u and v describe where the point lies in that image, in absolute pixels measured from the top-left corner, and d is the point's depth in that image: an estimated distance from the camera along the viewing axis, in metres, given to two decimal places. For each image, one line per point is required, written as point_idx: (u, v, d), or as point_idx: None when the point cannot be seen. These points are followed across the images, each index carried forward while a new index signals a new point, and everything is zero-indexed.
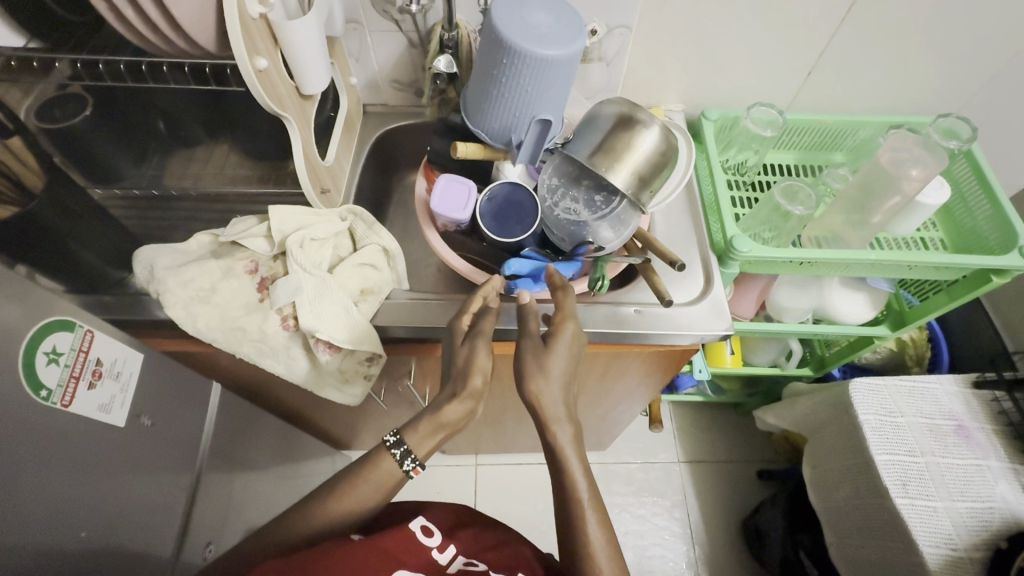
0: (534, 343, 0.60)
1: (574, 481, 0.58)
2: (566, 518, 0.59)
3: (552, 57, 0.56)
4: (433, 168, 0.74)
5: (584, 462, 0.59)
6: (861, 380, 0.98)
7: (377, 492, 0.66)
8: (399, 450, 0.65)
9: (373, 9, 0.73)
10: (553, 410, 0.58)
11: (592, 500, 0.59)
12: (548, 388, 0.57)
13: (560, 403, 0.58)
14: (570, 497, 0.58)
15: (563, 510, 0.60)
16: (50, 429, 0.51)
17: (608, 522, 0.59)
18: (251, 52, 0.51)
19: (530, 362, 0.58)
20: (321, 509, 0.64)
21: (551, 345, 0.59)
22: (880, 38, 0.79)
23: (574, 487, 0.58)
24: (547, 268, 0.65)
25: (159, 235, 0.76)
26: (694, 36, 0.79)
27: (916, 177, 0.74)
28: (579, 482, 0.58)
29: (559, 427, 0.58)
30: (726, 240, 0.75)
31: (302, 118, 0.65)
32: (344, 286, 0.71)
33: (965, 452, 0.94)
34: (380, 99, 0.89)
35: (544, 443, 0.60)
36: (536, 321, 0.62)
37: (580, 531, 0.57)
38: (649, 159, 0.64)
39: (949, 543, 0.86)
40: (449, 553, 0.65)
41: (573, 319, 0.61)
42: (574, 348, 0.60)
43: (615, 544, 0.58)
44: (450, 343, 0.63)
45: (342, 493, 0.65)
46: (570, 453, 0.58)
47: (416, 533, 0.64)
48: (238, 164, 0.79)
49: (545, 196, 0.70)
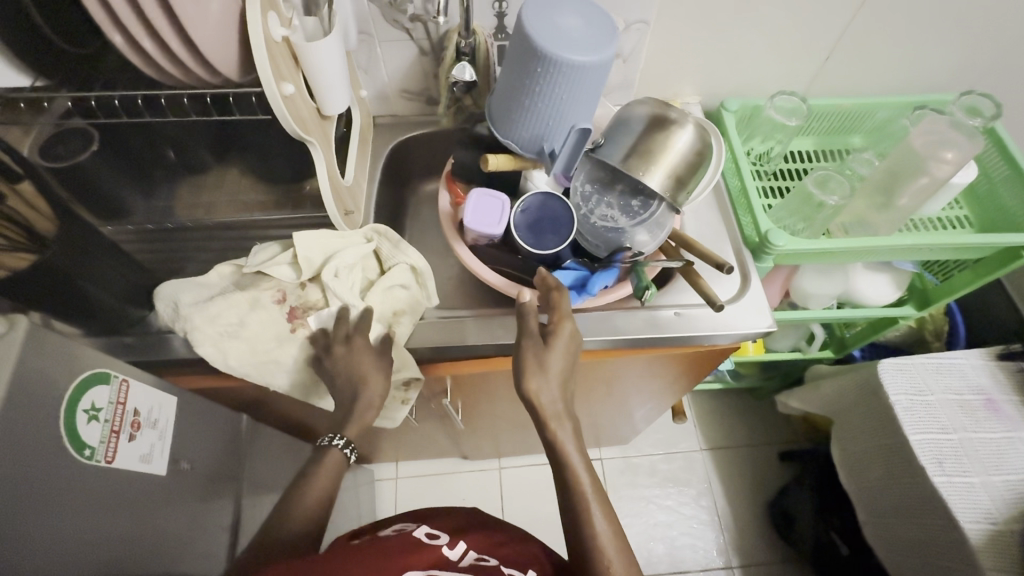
0: (534, 342, 0.58)
1: (578, 475, 0.57)
2: (569, 513, 0.57)
3: (583, 62, 0.54)
4: (456, 180, 0.72)
5: (585, 457, 0.58)
6: (888, 360, 0.99)
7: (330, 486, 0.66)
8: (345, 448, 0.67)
9: (384, 18, 0.70)
10: (551, 408, 0.56)
11: (595, 492, 0.57)
12: (546, 386, 0.56)
13: (558, 400, 0.56)
14: (574, 492, 0.57)
15: (566, 507, 0.58)
16: (98, 489, 0.49)
17: (615, 515, 0.57)
18: (277, 77, 0.48)
19: (528, 357, 0.57)
20: (300, 513, 0.63)
21: (549, 343, 0.58)
22: (900, 19, 0.77)
23: (576, 480, 0.57)
24: (539, 270, 0.63)
25: (174, 268, 0.74)
26: (713, 27, 0.78)
27: (951, 160, 0.73)
28: (582, 477, 0.57)
29: (557, 424, 0.57)
30: (760, 235, 0.74)
31: (325, 140, 0.62)
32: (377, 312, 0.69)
33: (995, 425, 0.94)
34: (389, 109, 0.86)
35: (545, 443, 0.58)
36: (535, 318, 0.60)
37: (586, 528, 0.55)
38: (685, 159, 0.62)
39: (989, 518, 0.87)
40: (460, 550, 0.62)
41: (570, 317, 0.60)
42: (571, 347, 0.58)
43: (624, 540, 0.56)
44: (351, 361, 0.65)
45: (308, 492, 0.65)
46: (569, 449, 0.57)
47: (421, 539, 0.62)
48: (251, 189, 0.77)
49: (578, 203, 0.68)
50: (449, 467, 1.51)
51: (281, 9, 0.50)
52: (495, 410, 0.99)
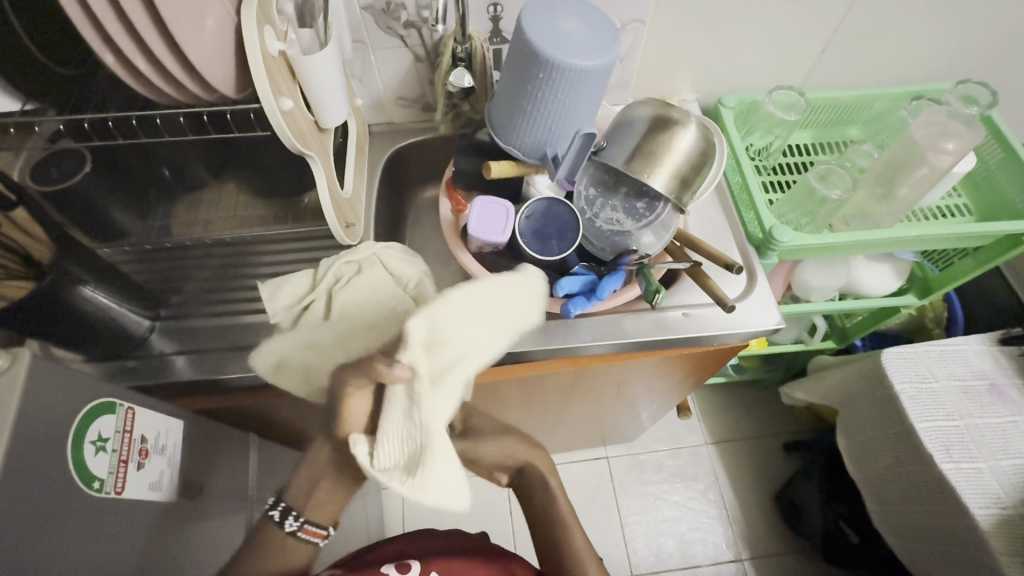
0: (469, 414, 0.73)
1: (558, 502, 0.71)
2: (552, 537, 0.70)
3: (585, 66, 0.53)
4: (457, 188, 0.71)
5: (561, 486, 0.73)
6: (892, 349, 0.99)
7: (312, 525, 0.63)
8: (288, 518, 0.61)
9: (377, 25, 0.69)
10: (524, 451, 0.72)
11: (570, 515, 0.71)
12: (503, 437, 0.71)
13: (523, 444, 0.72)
14: (555, 515, 0.71)
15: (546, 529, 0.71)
16: (110, 521, 0.48)
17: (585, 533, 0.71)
18: (276, 93, 0.47)
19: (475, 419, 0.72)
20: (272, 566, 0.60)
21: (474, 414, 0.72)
22: (895, 10, 0.77)
23: (557, 504, 0.71)
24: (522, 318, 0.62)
25: (171, 289, 0.72)
26: (709, 24, 0.77)
27: (952, 151, 0.73)
28: (559, 501, 0.71)
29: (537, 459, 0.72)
30: (764, 231, 0.74)
31: (324, 154, 0.61)
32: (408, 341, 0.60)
33: (1001, 410, 0.95)
34: (384, 117, 0.85)
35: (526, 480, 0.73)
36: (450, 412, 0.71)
37: (569, 540, 0.69)
38: (690, 159, 0.62)
39: (999, 502, 0.87)
40: None
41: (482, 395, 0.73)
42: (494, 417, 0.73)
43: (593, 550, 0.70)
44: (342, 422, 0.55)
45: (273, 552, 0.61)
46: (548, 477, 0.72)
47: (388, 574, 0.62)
48: (251, 205, 0.77)
49: (583, 208, 0.67)
50: None
51: (277, 23, 0.49)
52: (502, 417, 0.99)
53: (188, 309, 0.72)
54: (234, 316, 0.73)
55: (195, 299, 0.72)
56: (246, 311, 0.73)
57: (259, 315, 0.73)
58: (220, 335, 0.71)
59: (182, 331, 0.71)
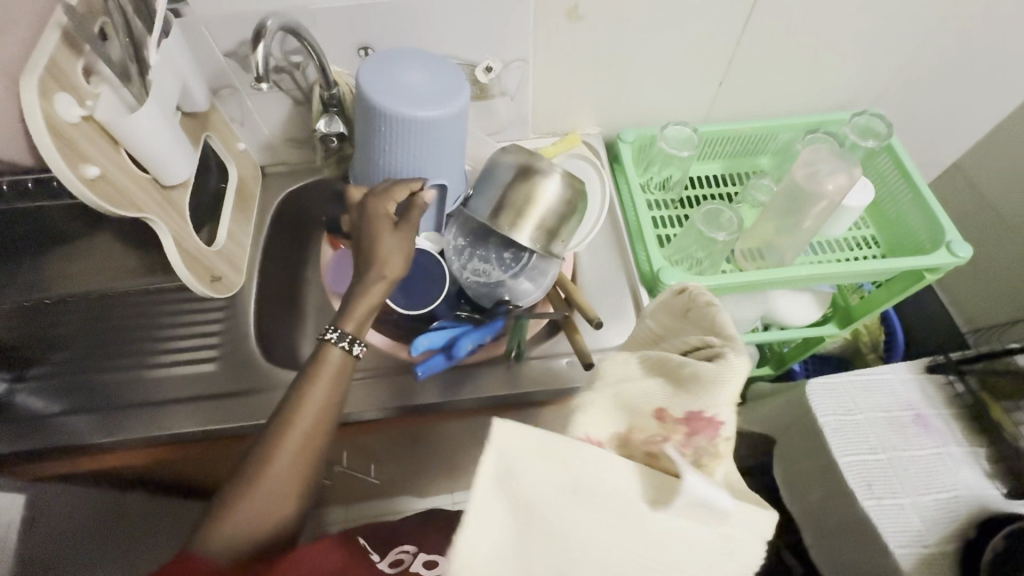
0: None
1: None
2: None
3: (391, 107, 0.54)
4: (337, 236, 0.74)
5: None
6: (818, 380, 0.96)
7: (280, 495, 0.47)
8: (347, 344, 0.50)
9: (244, 72, 0.68)
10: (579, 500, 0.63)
11: None
12: None
13: None
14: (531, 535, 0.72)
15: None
16: None
17: None
18: (72, 160, 0.45)
19: None
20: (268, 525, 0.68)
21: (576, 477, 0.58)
22: (784, 43, 0.77)
23: None
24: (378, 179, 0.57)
25: (47, 349, 0.68)
26: (598, 59, 0.75)
27: (832, 191, 0.72)
28: None
29: None
30: (652, 272, 0.72)
31: (174, 212, 0.59)
32: (721, 344, 0.37)
33: (925, 442, 0.92)
34: (277, 158, 0.83)
35: None
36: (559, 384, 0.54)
37: None
38: (554, 211, 0.60)
39: (920, 540, 0.84)
40: None
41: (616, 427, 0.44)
42: None
43: None
44: (371, 225, 0.53)
45: (236, 544, 0.46)
46: None
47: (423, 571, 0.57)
48: (125, 256, 0.69)
49: (450, 258, 0.66)
50: (399, 509, 1.37)
51: (80, 86, 0.46)
52: (417, 464, 0.93)
53: (82, 365, 0.69)
54: (134, 371, 0.69)
55: (86, 355, 0.69)
56: (148, 364, 0.70)
57: (157, 371, 0.69)
58: (113, 391, 0.67)
59: (78, 389, 0.67)
